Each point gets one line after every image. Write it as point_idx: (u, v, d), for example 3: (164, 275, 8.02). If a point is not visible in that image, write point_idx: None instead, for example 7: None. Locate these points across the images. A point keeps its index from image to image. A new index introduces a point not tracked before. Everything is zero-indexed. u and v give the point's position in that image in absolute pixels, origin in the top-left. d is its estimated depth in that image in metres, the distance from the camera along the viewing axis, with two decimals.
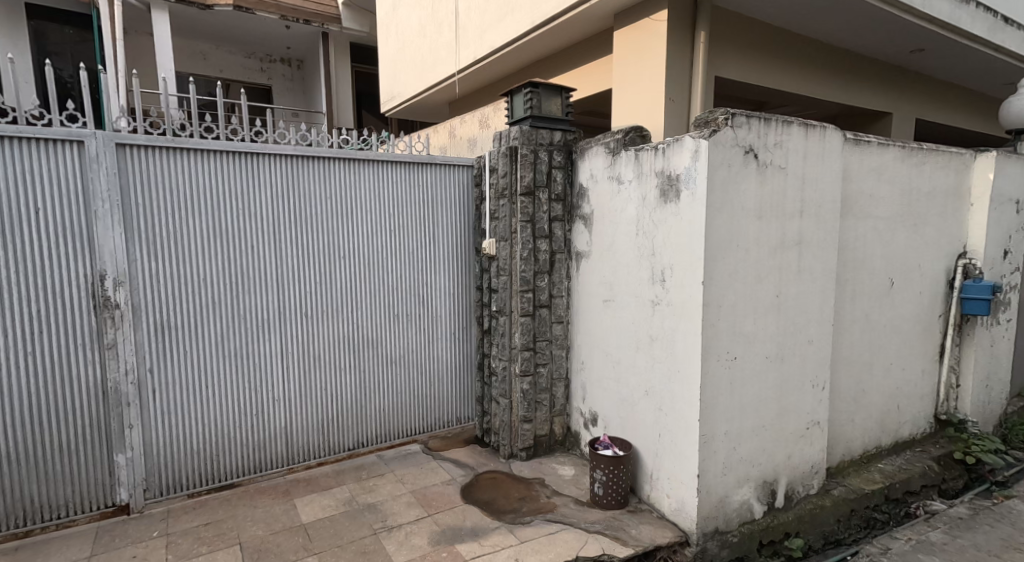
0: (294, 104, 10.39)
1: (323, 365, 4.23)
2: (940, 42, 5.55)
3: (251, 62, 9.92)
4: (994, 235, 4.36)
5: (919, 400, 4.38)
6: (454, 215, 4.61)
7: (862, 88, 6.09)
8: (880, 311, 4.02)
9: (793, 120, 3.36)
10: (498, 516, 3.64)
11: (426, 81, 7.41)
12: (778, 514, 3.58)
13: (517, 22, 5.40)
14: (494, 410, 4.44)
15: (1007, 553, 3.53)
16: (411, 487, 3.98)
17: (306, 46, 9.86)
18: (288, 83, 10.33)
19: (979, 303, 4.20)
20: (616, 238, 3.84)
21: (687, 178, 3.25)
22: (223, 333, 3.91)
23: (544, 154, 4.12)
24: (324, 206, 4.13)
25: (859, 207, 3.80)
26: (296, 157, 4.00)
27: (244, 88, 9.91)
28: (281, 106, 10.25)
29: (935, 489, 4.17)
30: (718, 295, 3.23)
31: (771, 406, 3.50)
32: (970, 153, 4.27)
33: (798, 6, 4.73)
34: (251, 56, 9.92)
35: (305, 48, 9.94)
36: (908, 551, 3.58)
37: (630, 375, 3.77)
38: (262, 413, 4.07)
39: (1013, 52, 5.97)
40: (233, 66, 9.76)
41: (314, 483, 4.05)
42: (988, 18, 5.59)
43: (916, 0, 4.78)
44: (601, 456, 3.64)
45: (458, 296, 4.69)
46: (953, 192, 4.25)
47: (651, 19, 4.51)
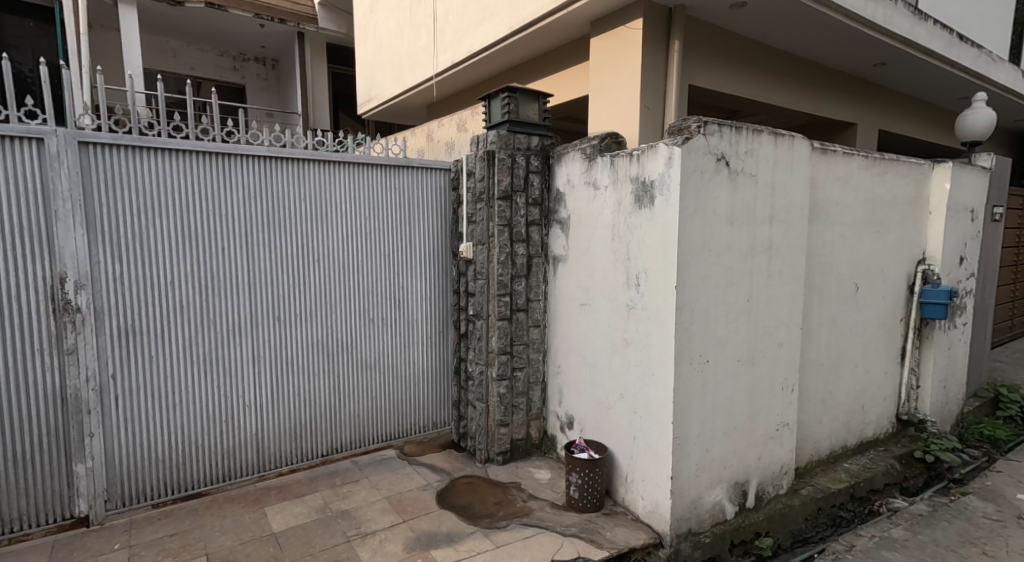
0: (267, 105, 10.22)
1: (296, 370, 4.16)
2: (900, 57, 5.78)
3: (223, 60, 9.72)
4: (950, 242, 4.56)
5: (883, 401, 4.54)
6: (430, 218, 4.59)
7: (828, 100, 6.29)
8: (846, 315, 4.15)
9: (763, 129, 3.45)
10: (473, 520, 3.63)
11: (403, 83, 7.36)
12: (749, 514, 3.66)
13: (495, 27, 5.42)
14: (471, 414, 4.42)
15: (965, 548, 3.66)
16: (386, 493, 3.94)
17: (281, 45, 9.70)
18: (262, 82, 10.15)
19: (937, 307, 4.38)
20: (592, 242, 3.88)
21: (660, 185, 3.32)
22: (192, 338, 3.81)
23: (521, 159, 4.13)
24: (299, 208, 4.07)
25: (827, 214, 3.92)
26: (269, 158, 3.93)
27: (216, 87, 9.69)
28: (255, 106, 10.07)
29: (897, 488, 4.30)
30: (691, 299, 3.30)
31: (743, 408, 3.58)
32: (928, 163, 4.46)
33: (769, 19, 4.88)
34: (223, 54, 9.70)
35: (280, 47, 9.79)
36: (871, 548, 3.70)
37: (606, 379, 3.80)
38: (233, 420, 3.97)
39: (966, 67, 6.25)
40: (205, 64, 9.53)
41: (286, 491, 3.97)
42: (945, 34, 5.85)
43: (879, 16, 5.00)
44: (577, 458, 3.66)
45: (436, 300, 4.67)
46: (913, 201, 4.42)
47: (627, 27, 4.59)
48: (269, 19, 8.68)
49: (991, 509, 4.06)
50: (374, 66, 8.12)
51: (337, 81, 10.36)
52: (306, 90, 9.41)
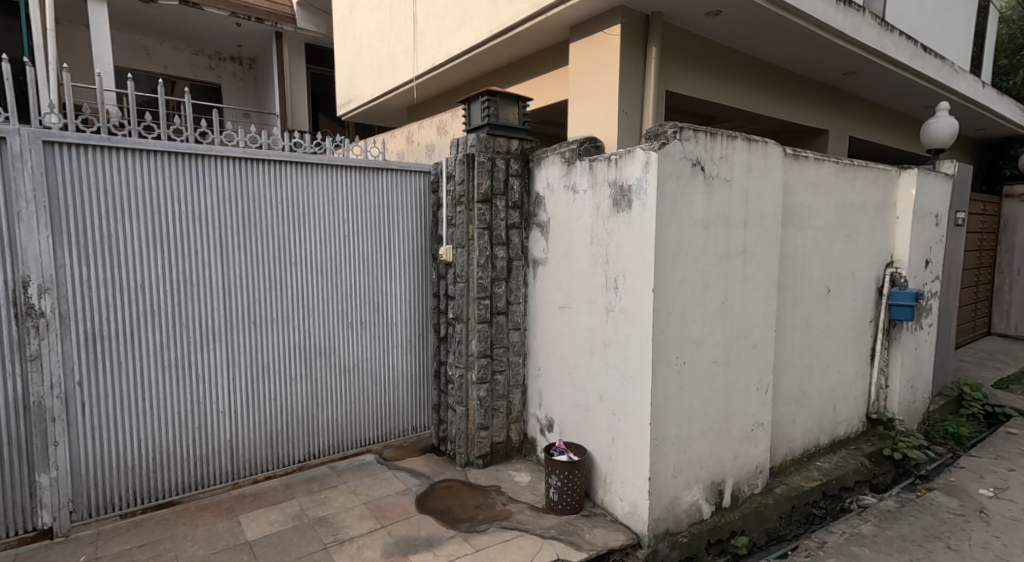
0: (244, 105, 10.06)
1: (273, 375, 4.09)
2: (868, 66, 5.96)
3: (198, 59, 9.52)
4: (916, 246, 4.71)
5: (853, 400, 4.66)
6: (410, 221, 4.56)
7: (800, 107, 6.44)
8: (818, 317, 4.26)
9: (737, 135, 3.52)
10: (453, 525, 3.62)
11: (383, 85, 7.32)
12: (725, 514, 3.72)
13: (474, 31, 5.44)
14: (451, 418, 4.41)
15: (930, 542, 3.78)
16: (364, 499, 3.89)
17: (258, 44, 9.54)
18: (238, 82, 9.98)
19: (904, 309, 4.53)
20: (572, 245, 3.90)
21: (637, 189, 3.36)
22: (164, 343, 3.72)
23: (500, 162, 4.15)
24: (276, 211, 4.01)
25: (799, 218, 4.02)
26: (244, 160, 3.87)
27: (189, 86, 9.49)
28: (230, 106, 9.90)
29: (867, 485, 4.43)
30: (667, 302, 3.34)
31: (718, 409, 3.65)
32: (895, 169, 4.62)
33: (744, 27, 4.99)
34: (198, 53, 9.51)
35: (258, 46, 9.63)
36: (842, 544, 3.79)
37: (585, 381, 3.83)
38: (206, 427, 3.89)
39: (930, 77, 6.47)
40: (179, 62, 9.32)
41: (261, 498, 3.89)
42: (910, 46, 6.05)
43: (847, 27, 5.17)
44: (557, 461, 3.67)
45: (416, 303, 4.64)
46: (881, 206, 4.57)
47: (605, 33, 4.65)
48: (245, 18, 8.56)
49: (955, 504, 4.20)
50: (354, 68, 8.03)
51: (316, 83, 10.22)
52: (284, 90, 9.28)
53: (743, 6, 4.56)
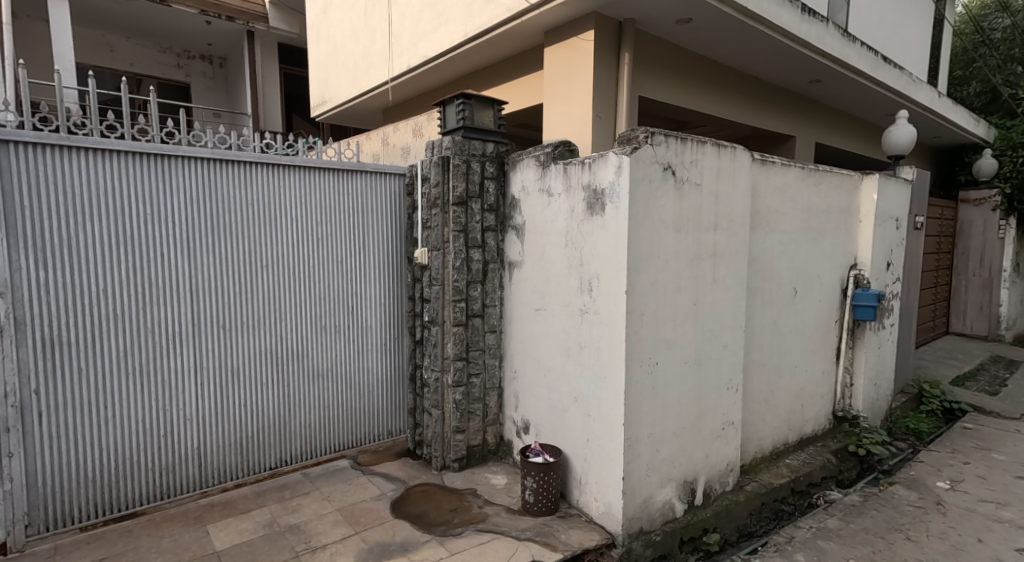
0: (214, 104, 9.84)
1: (243, 381, 4.01)
2: (831, 75, 6.17)
3: (166, 56, 9.25)
4: (878, 249, 4.88)
5: (820, 399, 4.80)
6: (384, 223, 4.51)
7: (768, 113, 6.60)
8: (786, 317, 4.38)
9: (707, 140, 3.60)
10: (428, 529, 3.60)
11: (358, 87, 7.25)
12: (697, 511, 3.79)
13: (450, 34, 5.44)
14: (426, 421, 4.38)
15: (892, 534, 3.92)
16: (338, 505, 3.84)
17: (229, 42, 9.34)
18: (208, 81, 9.76)
19: (867, 309, 4.68)
20: (546, 249, 3.93)
21: (611, 193, 3.41)
22: (127, 349, 3.60)
23: (476, 164, 4.15)
24: (247, 213, 3.94)
25: (767, 222, 4.13)
26: (212, 160, 3.78)
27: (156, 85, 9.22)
28: (200, 105, 9.67)
29: (834, 481, 4.56)
30: (640, 304, 3.40)
31: (690, 409, 3.71)
32: (858, 175, 4.77)
33: (716, 35, 5.11)
34: (166, 50, 9.24)
35: (228, 44, 9.42)
36: (809, 539, 3.89)
37: (560, 383, 3.85)
38: (173, 435, 3.79)
39: (890, 86, 6.72)
40: (146, 60, 9.05)
41: (230, 506, 3.80)
42: (871, 56, 6.28)
43: (812, 37, 5.34)
44: (531, 463, 3.68)
45: (391, 306, 4.59)
46: (845, 210, 4.72)
47: (579, 39, 4.69)
48: (216, 16, 8.38)
49: (915, 497, 4.35)
50: (328, 69, 7.92)
51: (290, 83, 10.03)
52: (256, 89, 9.11)
53: (713, 14, 4.67)
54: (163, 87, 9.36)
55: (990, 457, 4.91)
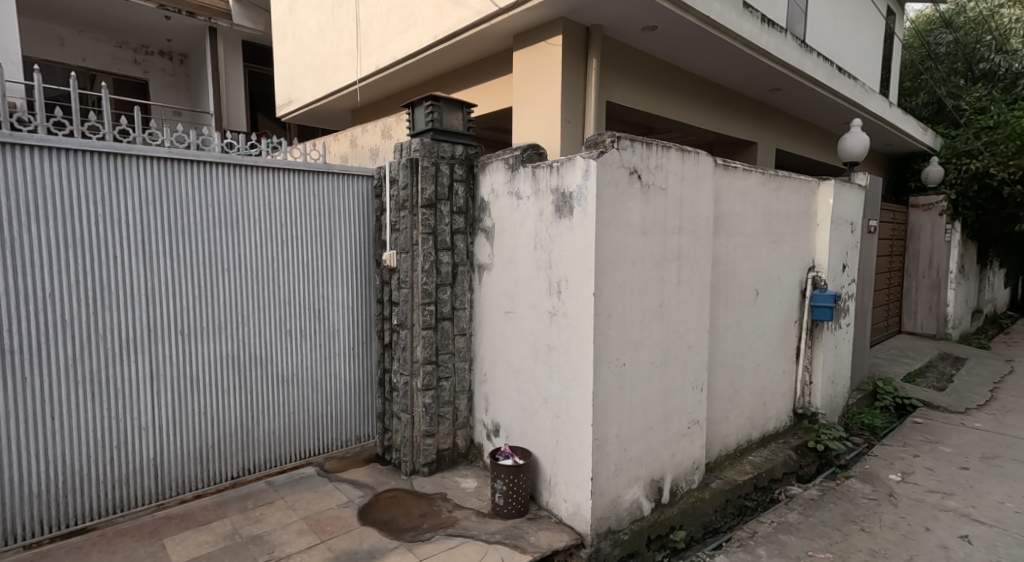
0: (173, 102, 9.54)
1: (203, 389, 3.88)
2: (790, 84, 6.40)
3: (122, 52, 8.90)
4: (834, 252, 5.07)
5: (781, 397, 4.96)
6: (352, 225, 4.44)
7: (731, 119, 6.79)
8: (749, 318, 4.51)
9: (671, 145, 3.67)
10: (396, 535, 3.55)
11: (325, 87, 7.13)
12: (664, 509, 3.86)
13: (419, 35, 5.41)
14: (395, 426, 4.33)
15: (848, 526, 4.06)
16: (303, 514, 3.75)
17: (189, 39, 9.07)
18: (168, 78, 9.46)
19: (825, 309, 4.86)
20: (516, 252, 3.94)
21: (578, 196, 3.45)
22: (79, 356, 3.45)
23: (445, 167, 4.14)
24: (207, 215, 3.82)
25: (730, 225, 4.24)
26: (170, 160, 3.66)
27: (111, 81, 8.85)
28: (159, 102, 9.36)
29: (794, 476, 4.73)
30: (607, 305, 3.44)
31: (658, 408, 3.78)
32: (814, 181, 4.96)
33: (682, 44, 5.24)
34: (122, 46, 8.89)
35: (189, 41, 9.14)
36: (771, 533, 4.01)
37: (529, 385, 3.87)
38: (127, 446, 3.63)
39: (844, 95, 7.00)
40: (100, 55, 8.69)
41: (189, 519, 3.67)
42: (827, 66, 6.54)
43: (772, 47, 5.53)
44: (501, 465, 3.67)
45: (359, 310, 4.51)
46: (804, 214, 4.89)
47: (548, 43, 4.74)
48: (175, 11, 8.12)
49: (869, 489, 4.53)
50: (294, 68, 7.75)
51: (254, 81, 9.77)
52: (219, 87, 8.85)
53: (678, 23, 4.78)
54: (120, 83, 8.98)
55: (938, 450, 5.15)
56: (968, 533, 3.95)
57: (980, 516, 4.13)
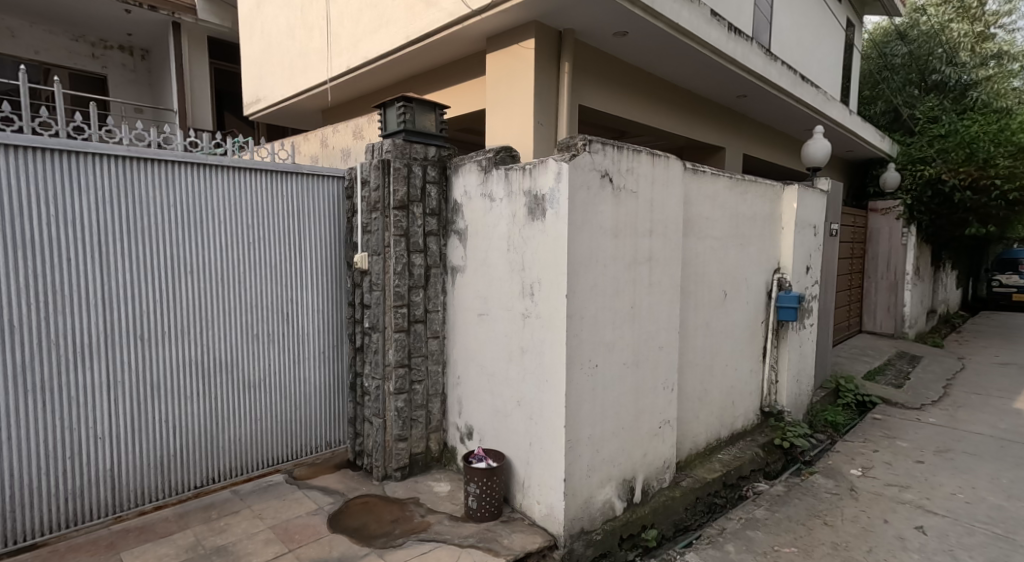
0: (134, 99, 9.22)
1: (164, 396, 3.74)
2: (756, 91, 6.57)
3: (79, 46, 8.55)
4: (798, 254, 5.22)
5: (749, 395, 5.08)
6: (321, 227, 4.36)
7: (700, 124, 6.93)
8: (717, 319, 4.60)
9: (642, 149, 3.72)
10: (367, 542, 3.49)
11: (294, 86, 6.98)
12: (636, 509, 3.90)
13: (391, 35, 5.35)
14: (367, 431, 4.26)
15: (812, 521, 4.18)
16: (270, 523, 3.66)
17: (152, 33, 8.78)
18: (129, 74, 9.14)
19: (789, 310, 5.01)
20: (489, 254, 3.93)
21: (550, 199, 3.47)
22: (30, 363, 3.30)
23: (417, 169, 4.11)
24: (169, 215, 3.70)
25: (699, 228, 4.33)
26: (129, 160, 3.54)
27: (67, 75, 8.49)
28: (118, 99, 9.02)
29: (761, 473, 4.86)
30: (580, 307, 3.47)
31: (630, 408, 3.82)
32: (779, 185, 5.10)
33: (653, 49, 5.32)
34: (79, 39, 8.54)
35: (151, 36, 8.87)
36: (739, 529, 4.09)
37: (502, 387, 3.87)
38: (82, 456, 3.48)
39: (806, 102, 7.22)
40: (55, 48, 8.32)
41: (148, 531, 3.54)
42: (790, 74, 6.74)
43: (738, 54, 5.67)
44: (474, 468, 3.65)
45: (329, 313, 4.43)
46: (769, 218, 5.03)
47: (521, 46, 4.75)
48: (136, 5, 7.85)
49: (832, 484, 4.68)
50: (262, 66, 7.57)
51: (220, 78, 9.52)
52: (182, 84, 8.57)
53: (649, 29, 4.86)
54: (76, 78, 8.61)
55: (895, 445, 5.36)
56: (923, 524, 4.11)
57: (934, 508, 4.31)
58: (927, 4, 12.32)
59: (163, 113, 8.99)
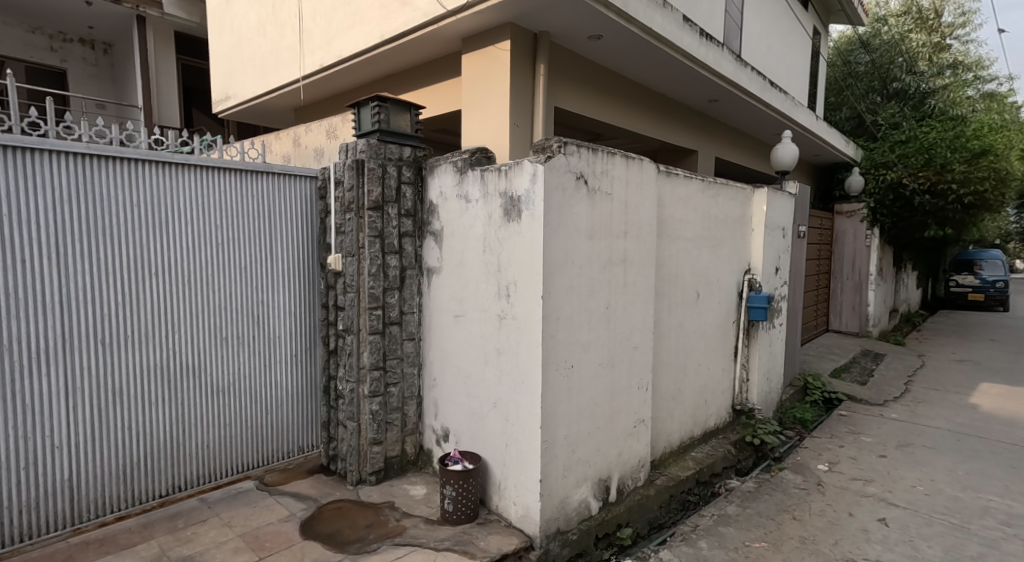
0: (95, 94, 8.90)
1: (128, 402, 3.62)
2: (726, 96, 6.70)
3: (36, 38, 8.22)
4: (767, 255, 5.34)
5: (721, 394, 5.17)
6: (294, 227, 4.27)
7: (672, 127, 7.04)
8: (691, 319, 4.68)
9: (616, 152, 3.76)
10: (341, 548, 3.44)
11: (265, 84, 6.83)
12: (612, 508, 3.93)
13: (366, 34, 5.29)
14: (341, 435, 4.20)
15: (781, 516, 4.28)
16: (239, 531, 3.57)
17: (114, 27, 8.49)
18: (89, 68, 8.82)
19: (759, 310, 5.12)
20: (465, 255, 3.91)
21: (526, 200, 3.47)
22: None
23: (392, 169, 4.06)
24: (132, 215, 3.58)
25: (672, 230, 4.39)
26: (90, 157, 3.41)
27: (24, 68, 8.15)
28: (78, 94, 8.71)
29: (733, 469, 4.96)
30: (556, 308, 3.48)
31: (605, 408, 3.85)
32: (749, 188, 5.21)
33: (626, 53, 5.38)
34: (36, 31, 8.21)
35: (113, 29, 8.59)
36: (711, 526, 4.16)
37: (478, 389, 3.85)
38: (39, 466, 3.34)
39: (774, 107, 7.40)
40: (11, 40, 7.99)
41: (110, 543, 3.41)
42: (759, 80, 6.89)
43: (709, 59, 5.78)
44: (450, 471, 3.62)
45: (302, 315, 4.34)
46: (740, 220, 5.13)
47: (497, 48, 4.75)
48: None
49: (800, 480, 4.80)
50: (232, 63, 7.38)
51: (186, 74, 9.27)
52: (147, 80, 8.31)
53: (623, 33, 4.91)
54: (32, 72, 8.27)
55: (860, 440, 5.53)
56: (885, 516, 4.25)
57: (895, 500, 4.46)
58: (887, 14, 12.76)
59: (126, 109, 8.70)
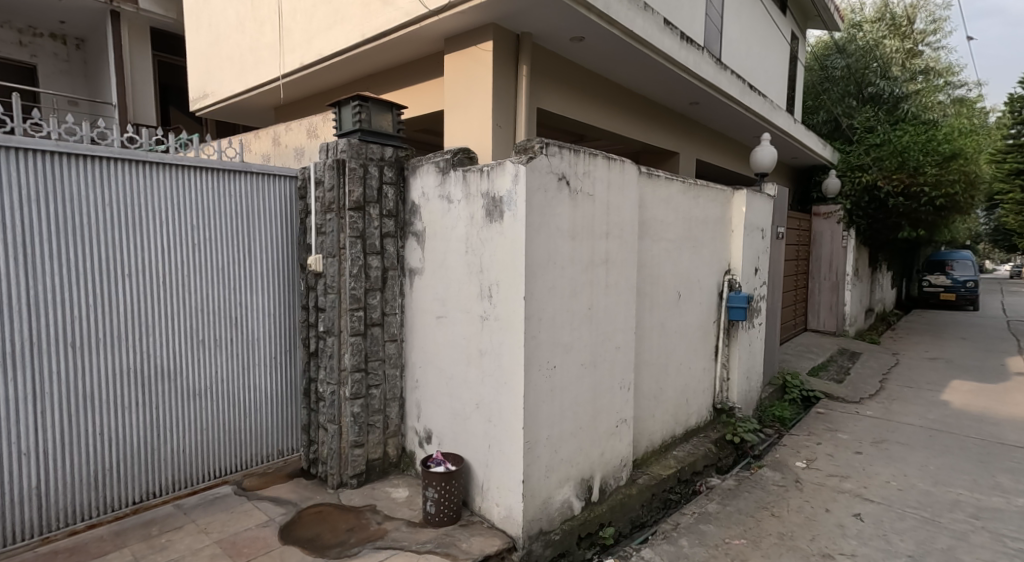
0: (66, 90, 8.69)
1: (101, 406, 3.53)
2: (706, 98, 6.77)
3: (6, 32, 7.98)
4: (746, 256, 5.42)
5: (702, 393, 5.23)
6: (273, 228, 4.21)
7: (653, 128, 7.09)
8: (672, 319, 4.72)
9: (598, 153, 3.78)
10: (321, 552, 3.39)
11: (244, 81, 6.73)
12: (594, 507, 3.95)
13: (347, 33, 5.24)
14: (321, 438, 4.15)
15: (760, 513, 4.34)
16: (216, 537, 3.50)
17: (87, 22, 8.29)
18: (61, 64, 8.60)
19: (739, 310, 5.19)
20: (447, 255, 3.90)
21: (508, 201, 3.47)
22: None
23: (373, 169, 4.03)
24: (105, 214, 3.49)
25: (654, 231, 4.43)
26: (61, 156, 3.33)
27: None
28: (48, 90, 8.48)
29: (713, 468, 5.01)
30: (538, 309, 3.48)
31: (588, 408, 3.87)
32: (728, 190, 5.28)
33: (608, 54, 5.41)
34: (6, 25, 7.98)
35: (87, 25, 8.39)
36: (692, 524, 4.20)
37: (461, 390, 3.84)
38: (6, 473, 3.25)
39: (753, 110, 7.49)
40: None
41: (81, 552, 3.32)
42: (738, 82, 6.98)
43: (689, 61, 5.83)
44: (433, 473, 3.60)
45: (281, 317, 4.28)
46: (720, 221, 5.19)
47: (479, 48, 4.74)
48: None
49: (778, 477, 4.88)
50: (210, 60, 7.26)
51: (162, 71, 9.09)
52: (121, 77, 8.13)
53: (604, 35, 4.93)
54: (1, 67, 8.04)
55: (837, 437, 5.64)
56: (859, 511, 4.34)
57: (870, 496, 4.55)
58: (863, 20, 13.03)
59: (99, 106, 8.50)
